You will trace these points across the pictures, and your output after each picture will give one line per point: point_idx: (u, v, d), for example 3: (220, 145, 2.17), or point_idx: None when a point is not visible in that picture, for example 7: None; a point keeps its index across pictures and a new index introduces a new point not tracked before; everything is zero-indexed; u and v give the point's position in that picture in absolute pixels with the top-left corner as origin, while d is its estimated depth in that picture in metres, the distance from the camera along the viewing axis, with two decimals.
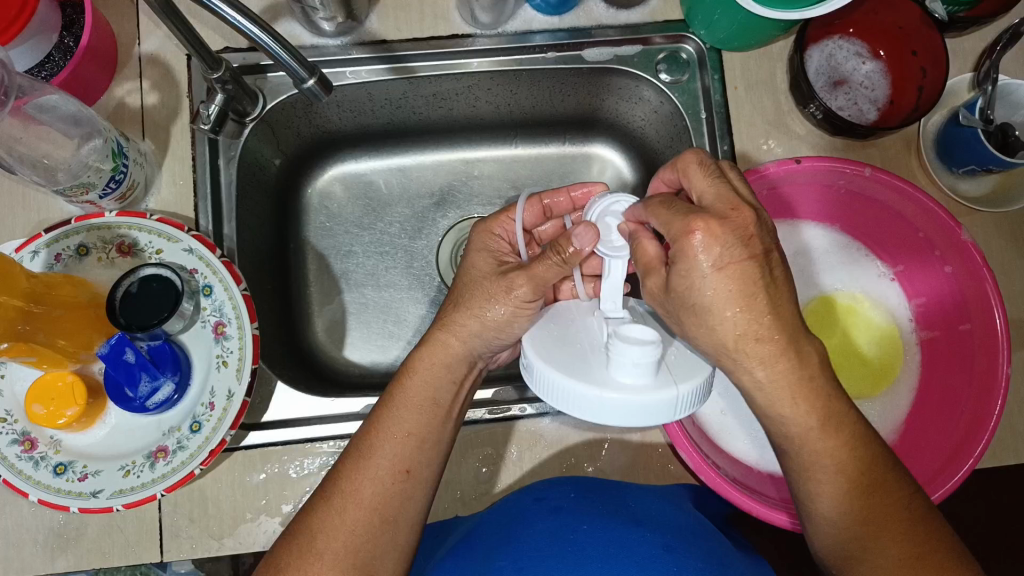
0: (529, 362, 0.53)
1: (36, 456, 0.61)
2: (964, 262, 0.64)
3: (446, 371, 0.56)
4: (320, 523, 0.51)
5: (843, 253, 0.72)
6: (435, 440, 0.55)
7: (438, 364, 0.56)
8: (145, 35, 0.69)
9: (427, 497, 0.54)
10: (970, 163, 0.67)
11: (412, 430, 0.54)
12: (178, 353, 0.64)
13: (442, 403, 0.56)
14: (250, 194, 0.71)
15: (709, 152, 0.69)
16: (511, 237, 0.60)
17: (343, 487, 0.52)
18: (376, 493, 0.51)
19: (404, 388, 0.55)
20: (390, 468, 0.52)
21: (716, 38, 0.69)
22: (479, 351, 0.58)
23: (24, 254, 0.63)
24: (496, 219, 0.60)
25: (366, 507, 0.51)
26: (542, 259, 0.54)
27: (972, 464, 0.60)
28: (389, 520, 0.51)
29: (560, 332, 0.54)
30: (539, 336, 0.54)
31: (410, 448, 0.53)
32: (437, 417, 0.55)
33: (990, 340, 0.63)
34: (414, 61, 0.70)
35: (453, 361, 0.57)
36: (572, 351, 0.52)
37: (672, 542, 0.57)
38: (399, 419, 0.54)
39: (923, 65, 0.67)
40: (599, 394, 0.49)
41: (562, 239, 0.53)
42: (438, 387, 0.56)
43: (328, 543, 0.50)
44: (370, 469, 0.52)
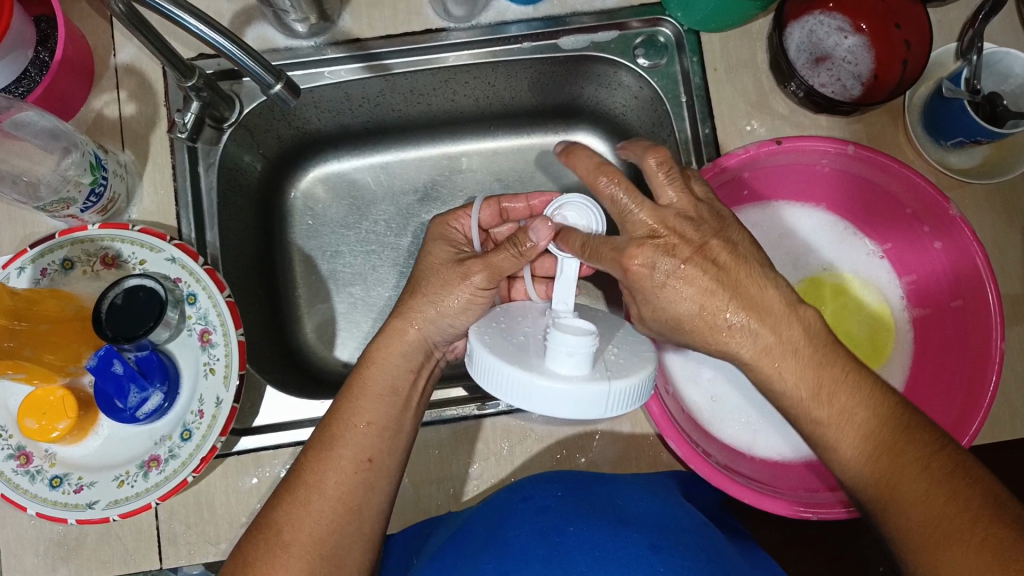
0: (473, 351, 0.53)
1: (32, 469, 0.62)
2: (954, 238, 0.63)
3: (404, 361, 0.57)
4: (285, 517, 0.51)
5: (830, 232, 0.71)
6: (396, 429, 0.55)
7: (396, 354, 0.57)
8: (120, 45, 0.69)
9: (392, 485, 0.55)
10: (958, 136, 0.65)
11: (372, 419, 0.55)
12: (165, 362, 0.64)
13: (401, 391, 0.57)
14: (232, 200, 0.71)
15: (690, 135, 0.68)
16: (467, 232, 0.61)
17: (306, 479, 0.52)
18: (340, 484, 0.52)
19: (362, 378, 0.56)
20: (352, 457, 0.53)
21: (693, 20, 0.68)
22: (435, 341, 0.59)
23: (11, 270, 0.63)
24: (454, 215, 0.62)
25: (331, 498, 0.52)
26: (499, 249, 0.55)
27: (968, 443, 0.59)
28: (355, 512, 0.52)
29: (508, 327, 0.54)
30: (494, 330, 0.54)
31: (374, 437, 0.54)
32: (397, 407, 0.56)
33: (982, 317, 0.61)
34: (388, 57, 0.70)
35: (409, 351, 0.58)
36: (518, 345, 0.52)
37: (658, 542, 0.56)
38: (360, 409, 0.55)
39: (908, 38, 0.64)
40: (529, 378, 0.49)
41: (521, 233, 0.53)
42: (396, 376, 0.57)
43: (295, 535, 0.50)
44: (333, 460, 0.53)
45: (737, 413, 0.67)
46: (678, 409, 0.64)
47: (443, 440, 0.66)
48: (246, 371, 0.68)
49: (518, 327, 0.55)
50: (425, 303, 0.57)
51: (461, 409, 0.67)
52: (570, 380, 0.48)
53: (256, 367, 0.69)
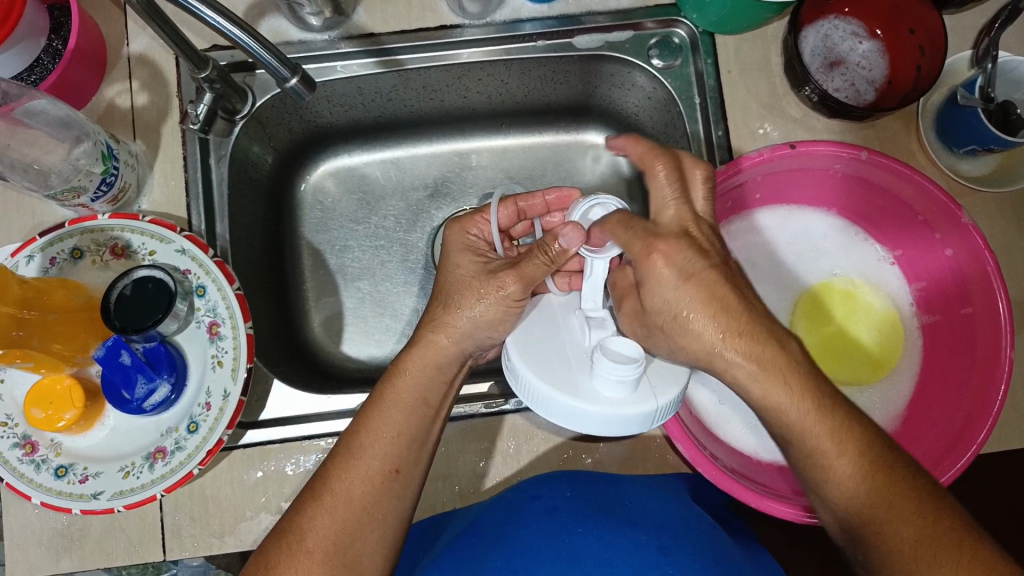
0: (516, 367, 0.55)
1: (37, 459, 0.61)
2: (965, 245, 0.63)
3: (437, 372, 0.57)
4: (308, 523, 0.51)
5: (841, 238, 0.71)
6: (423, 441, 0.55)
7: (430, 365, 0.56)
8: (133, 35, 0.69)
9: (415, 496, 0.55)
10: (970, 143, 0.65)
11: (401, 430, 0.54)
12: (174, 354, 0.64)
13: (432, 403, 0.56)
14: (242, 193, 0.71)
15: (704, 137, 0.68)
16: (487, 237, 0.60)
17: (332, 486, 0.52)
18: (366, 493, 0.52)
19: (395, 387, 0.55)
20: (380, 468, 0.53)
21: (708, 21, 0.68)
22: (470, 350, 0.58)
23: (20, 259, 0.63)
24: (472, 219, 0.61)
25: (355, 506, 0.52)
26: (528, 258, 0.54)
27: (975, 451, 0.59)
28: (378, 520, 0.52)
29: (544, 333, 0.56)
30: (536, 336, 0.55)
31: (402, 448, 0.54)
32: (427, 419, 0.56)
33: (992, 324, 0.61)
34: (402, 53, 0.69)
35: (444, 362, 0.57)
36: (560, 357, 0.54)
37: (666, 543, 0.57)
38: (389, 419, 0.54)
39: (921, 43, 0.65)
40: (580, 406, 0.52)
41: (550, 240, 0.52)
42: (429, 386, 0.56)
43: (318, 542, 0.50)
44: (360, 468, 0.53)
45: (746, 416, 0.67)
46: (686, 410, 0.64)
47: (450, 438, 0.66)
48: (254, 364, 0.68)
49: (555, 331, 0.56)
50: (462, 317, 0.56)
51: (469, 407, 0.67)
52: (619, 404, 0.51)
53: (263, 360, 0.69)
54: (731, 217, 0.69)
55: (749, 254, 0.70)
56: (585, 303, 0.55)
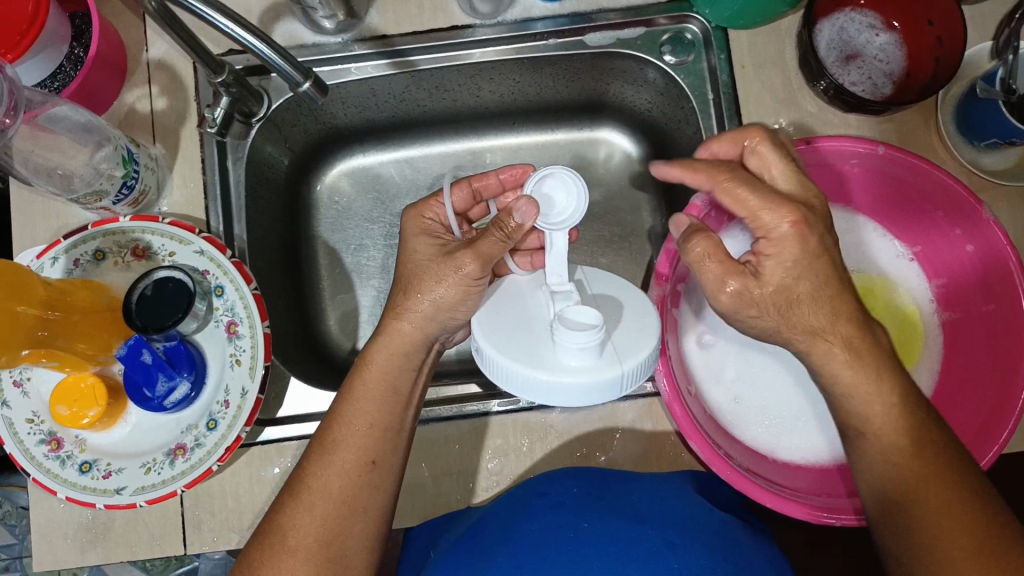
0: (482, 347, 0.53)
1: (63, 455, 0.63)
2: (986, 240, 0.62)
3: (406, 360, 0.57)
4: (289, 521, 0.52)
5: (858, 233, 0.69)
6: (398, 429, 0.56)
7: (398, 355, 0.57)
8: (152, 41, 0.70)
9: (393, 485, 0.56)
10: (991, 136, 0.64)
11: (373, 421, 0.55)
12: (193, 353, 0.65)
13: (401, 391, 0.57)
14: (259, 194, 0.72)
15: (717, 134, 0.67)
16: (443, 220, 0.60)
17: (310, 482, 0.53)
18: (344, 487, 0.53)
19: (364, 381, 0.56)
20: (355, 460, 0.54)
21: (721, 17, 0.67)
22: (435, 335, 0.58)
23: (45, 261, 0.65)
24: (427, 202, 0.60)
25: (334, 501, 0.53)
26: (484, 236, 0.54)
27: (999, 450, 0.58)
28: (359, 512, 0.53)
29: (509, 313, 0.54)
30: (506, 317, 0.54)
31: (375, 439, 0.55)
32: (398, 407, 0.57)
33: (1015, 321, 0.60)
34: (414, 54, 0.70)
35: (411, 349, 0.57)
36: (528, 335, 0.53)
37: (673, 539, 0.57)
38: (362, 410, 0.55)
39: (939, 34, 0.64)
40: (548, 378, 0.50)
41: (505, 215, 0.52)
42: (398, 375, 0.57)
43: (301, 539, 0.52)
44: (336, 463, 0.54)
45: (761, 414, 0.66)
46: (699, 408, 0.64)
47: (463, 435, 0.67)
48: (272, 363, 0.69)
49: (522, 308, 0.54)
50: (425, 303, 0.56)
51: (481, 404, 0.68)
52: (588, 372, 0.50)
53: (280, 359, 0.70)
54: None
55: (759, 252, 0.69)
56: (549, 279, 0.53)
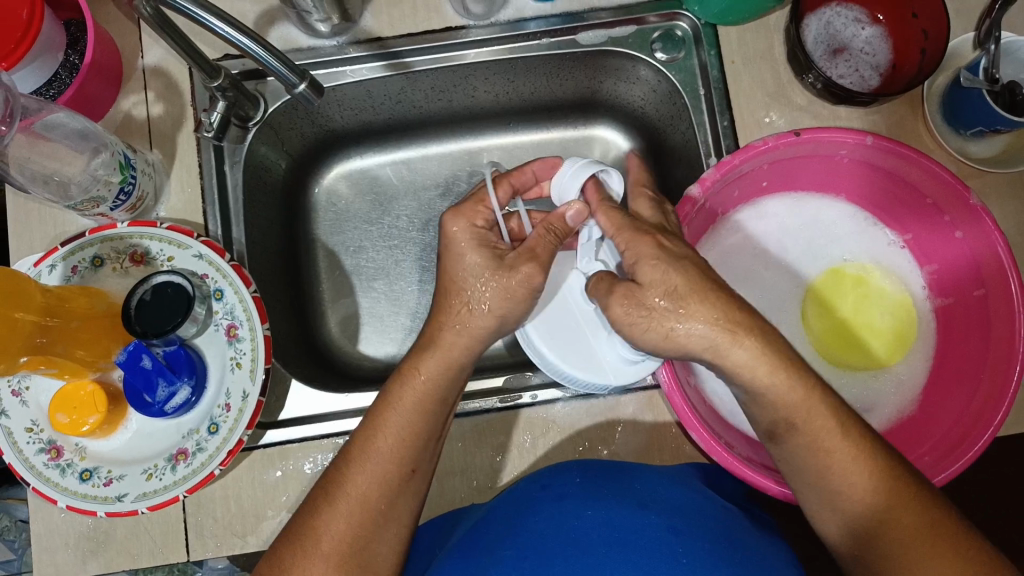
0: (544, 357, 0.62)
1: (62, 463, 0.63)
2: (976, 227, 0.63)
3: (452, 369, 0.57)
4: (324, 526, 0.52)
5: (851, 222, 0.71)
6: (436, 438, 0.57)
7: (448, 365, 0.57)
8: (147, 48, 0.70)
9: (423, 492, 0.56)
10: (978, 124, 0.65)
11: (416, 430, 0.55)
12: (193, 357, 0.65)
13: (446, 401, 0.57)
14: (257, 197, 0.72)
15: (710, 129, 0.69)
16: (491, 221, 0.59)
17: (348, 490, 0.53)
18: (382, 495, 0.53)
19: (407, 389, 0.56)
20: (398, 469, 0.54)
21: (710, 13, 0.68)
22: (484, 344, 0.59)
23: (42, 269, 0.65)
24: (473, 206, 0.59)
25: (370, 507, 0.53)
26: (535, 236, 0.58)
27: (994, 431, 0.58)
28: (391, 519, 0.53)
29: (555, 314, 0.64)
30: (552, 319, 0.64)
31: (416, 449, 0.55)
32: (441, 416, 0.57)
33: (1006, 305, 0.61)
34: (409, 56, 0.71)
35: (464, 359, 0.58)
36: (574, 329, 0.64)
37: (677, 524, 0.57)
38: (405, 420, 0.55)
39: (924, 27, 0.65)
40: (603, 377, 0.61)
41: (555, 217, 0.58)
42: (447, 386, 0.57)
43: (333, 543, 0.51)
44: (377, 471, 0.54)
45: None
46: (699, 399, 0.64)
47: (466, 434, 0.67)
48: (272, 366, 0.69)
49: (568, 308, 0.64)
50: (484, 314, 0.57)
51: (484, 402, 0.68)
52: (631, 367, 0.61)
53: (281, 361, 0.70)
54: (739, 206, 0.70)
55: (754, 243, 0.70)
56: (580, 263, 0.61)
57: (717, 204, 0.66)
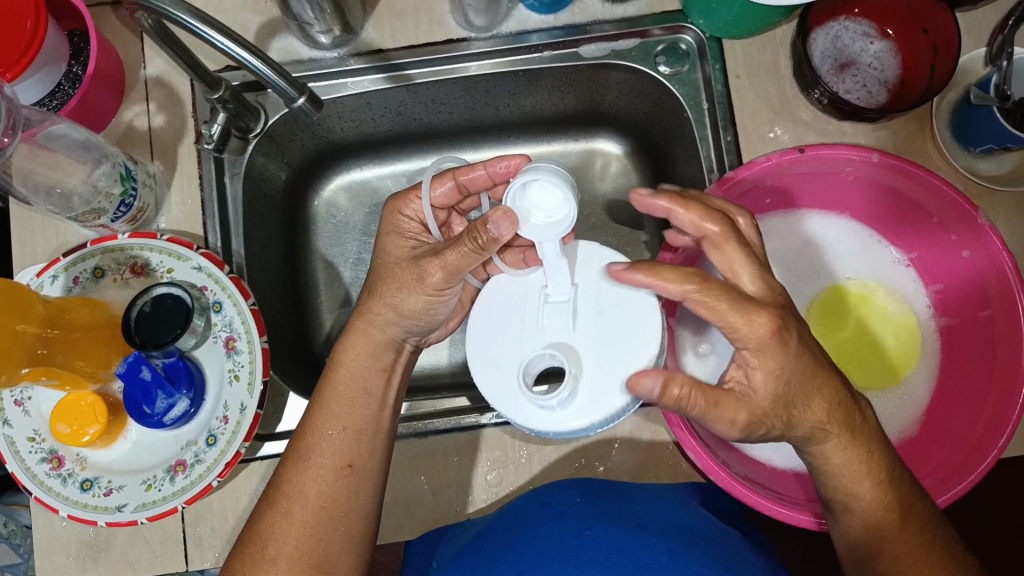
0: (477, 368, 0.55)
1: (63, 473, 0.63)
2: (982, 247, 0.62)
3: (373, 360, 0.58)
4: (270, 529, 0.53)
5: (855, 241, 0.70)
6: (374, 430, 0.56)
7: (364, 355, 0.58)
8: (149, 58, 0.70)
9: (376, 486, 0.56)
10: (988, 143, 0.64)
11: (348, 423, 0.56)
12: (192, 369, 0.66)
13: (374, 392, 0.57)
14: (256, 208, 0.73)
15: (712, 144, 0.68)
16: (422, 216, 0.59)
17: (287, 490, 0.54)
18: (321, 492, 0.54)
19: (335, 383, 0.57)
20: (332, 465, 0.54)
21: (715, 27, 0.67)
22: (400, 336, 0.59)
23: (44, 279, 0.65)
24: (405, 197, 0.58)
25: (312, 508, 0.53)
26: (455, 244, 0.53)
27: (996, 455, 0.57)
28: (340, 517, 0.54)
29: (499, 314, 0.57)
30: (494, 321, 0.56)
31: (350, 442, 0.55)
32: (372, 408, 0.57)
33: (1011, 327, 0.60)
34: (410, 68, 0.70)
35: (378, 349, 0.58)
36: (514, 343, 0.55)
37: (675, 548, 0.57)
38: (336, 414, 0.56)
39: (935, 43, 0.63)
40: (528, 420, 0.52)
41: (481, 226, 0.50)
42: (370, 377, 0.58)
43: (280, 548, 0.52)
44: (311, 469, 0.54)
45: None
46: None
47: (462, 449, 0.67)
48: (269, 378, 0.69)
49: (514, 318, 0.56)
50: (385, 306, 0.57)
51: (475, 417, 0.68)
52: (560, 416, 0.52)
53: (279, 373, 0.70)
54: None
55: None
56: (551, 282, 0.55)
57: None
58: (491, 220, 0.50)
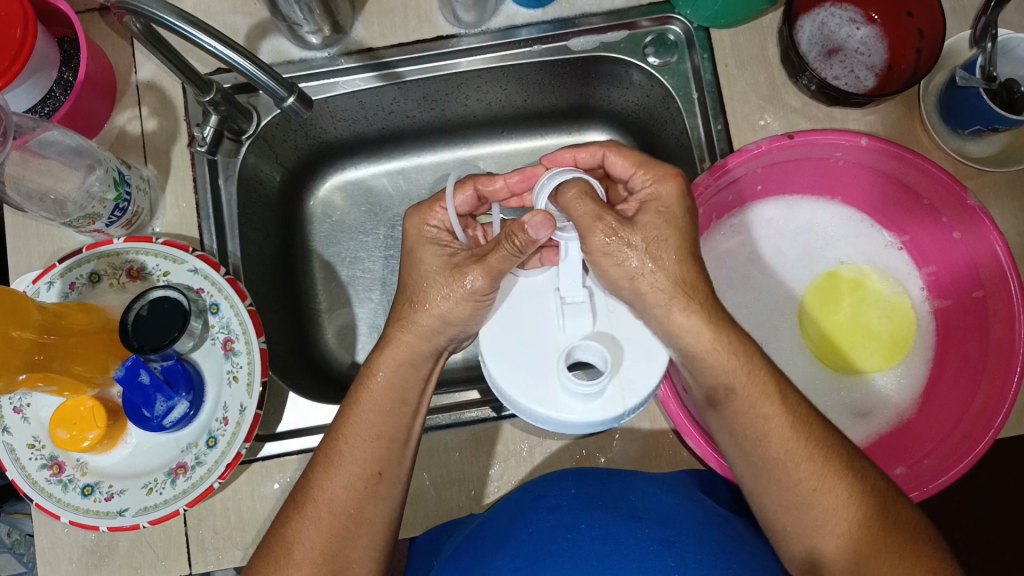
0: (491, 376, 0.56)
1: (64, 479, 0.63)
2: (974, 229, 0.62)
3: (413, 369, 0.58)
4: (293, 535, 0.53)
5: (848, 225, 0.70)
6: (405, 439, 0.56)
7: (404, 363, 0.57)
8: (141, 63, 0.70)
9: (401, 493, 0.56)
10: (975, 124, 0.64)
11: (380, 432, 0.55)
12: (190, 371, 0.66)
13: (410, 400, 0.57)
14: (251, 210, 0.73)
15: (704, 133, 0.68)
16: (448, 226, 0.60)
17: (314, 496, 0.54)
18: (349, 499, 0.54)
19: (370, 389, 0.56)
20: (362, 472, 0.54)
21: (703, 17, 0.68)
22: (444, 343, 0.59)
23: (40, 285, 0.65)
24: (429, 208, 0.60)
25: (339, 513, 0.53)
26: (494, 250, 0.54)
27: (994, 434, 0.58)
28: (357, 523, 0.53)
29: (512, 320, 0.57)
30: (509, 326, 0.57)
31: (377, 450, 0.55)
32: (403, 415, 0.57)
33: (1006, 306, 0.61)
34: (401, 66, 0.71)
35: (419, 358, 0.58)
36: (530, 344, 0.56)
37: (670, 537, 0.57)
38: (366, 421, 0.56)
39: (920, 26, 0.64)
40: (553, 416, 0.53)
41: (517, 228, 0.51)
42: (406, 385, 0.57)
43: (305, 552, 0.52)
44: (342, 476, 0.54)
45: None
46: None
47: (464, 443, 0.67)
48: (268, 379, 0.69)
49: (526, 322, 0.57)
50: (431, 315, 0.57)
51: (481, 411, 0.68)
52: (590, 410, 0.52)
53: (278, 374, 0.71)
54: (734, 210, 0.69)
55: (751, 247, 0.70)
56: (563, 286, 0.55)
57: (711, 210, 0.66)
58: (530, 221, 0.51)
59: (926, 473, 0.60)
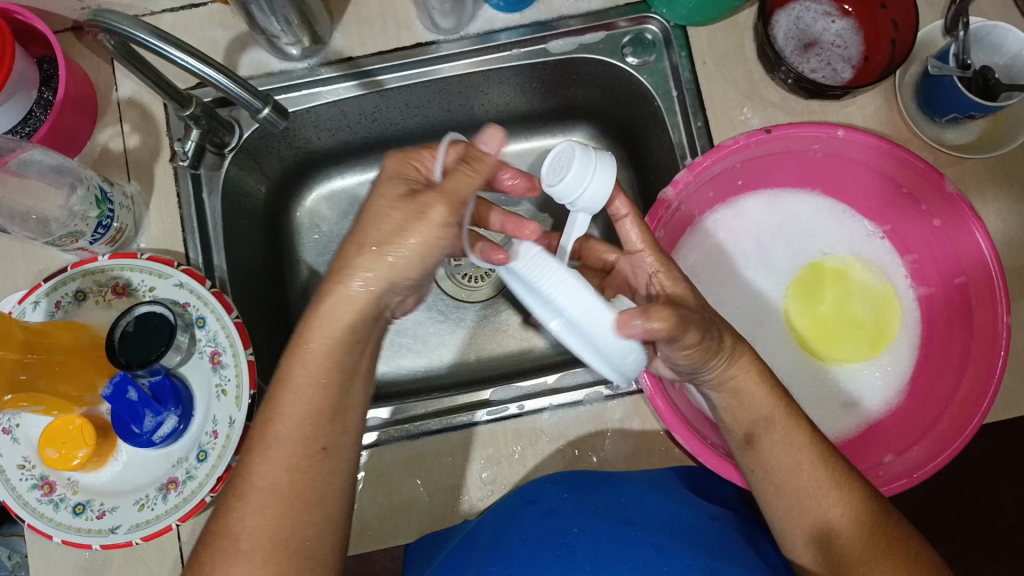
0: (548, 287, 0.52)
1: (56, 498, 0.63)
2: (954, 215, 0.62)
3: (346, 329, 0.50)
4: None
5: (831, 217, 0.70)
6: (348, 406, 0.51)
7: (338, 328, 0.50)
8: (121, 80, 0.70)
9: None
10: (951, 112, 0.65)
11: (319, 404, 0.49)
12: (178, 385, 0.65)
13: (348, 368, 0.51)
14: (236, 223, 0.73)
15: (684, 130, 0.69)
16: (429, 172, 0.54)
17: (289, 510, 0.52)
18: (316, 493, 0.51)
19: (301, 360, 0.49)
20: (308, 451, 0.49)
21: (679, 16, 0.68)
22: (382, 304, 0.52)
23: (26, 305, 0.65)
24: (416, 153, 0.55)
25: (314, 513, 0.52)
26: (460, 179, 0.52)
27: (982, 418, 0.58)
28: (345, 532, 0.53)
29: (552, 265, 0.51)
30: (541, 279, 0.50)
31: (305, 429, 0.49)
32: (342, 384, 0.51)
33: (988, 289, 0.61)
34: (380, 73, 0.71)
35: (357, 324, 0.51)
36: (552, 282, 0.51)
37: (662, 542, 0.57)
38: (299, 395, 0.49)
39: (894, 17, 0.64)
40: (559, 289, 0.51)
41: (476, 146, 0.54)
42: (338, 354, 0.50)
43: None
44: (283, 458, 0.48)
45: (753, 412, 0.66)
46: (683, 401, 0.64)
47: (455, 447, 0.67)
48: (259, 390, 0.69)
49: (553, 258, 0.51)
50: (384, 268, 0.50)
51: (469, 415, 0.68)
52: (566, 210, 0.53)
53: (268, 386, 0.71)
54: (715, 207, 0.69)
55: (735, 242, 0.70)
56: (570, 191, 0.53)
57: (693, 206, 0.67)
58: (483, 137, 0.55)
59: (917, 459, 0.60)
